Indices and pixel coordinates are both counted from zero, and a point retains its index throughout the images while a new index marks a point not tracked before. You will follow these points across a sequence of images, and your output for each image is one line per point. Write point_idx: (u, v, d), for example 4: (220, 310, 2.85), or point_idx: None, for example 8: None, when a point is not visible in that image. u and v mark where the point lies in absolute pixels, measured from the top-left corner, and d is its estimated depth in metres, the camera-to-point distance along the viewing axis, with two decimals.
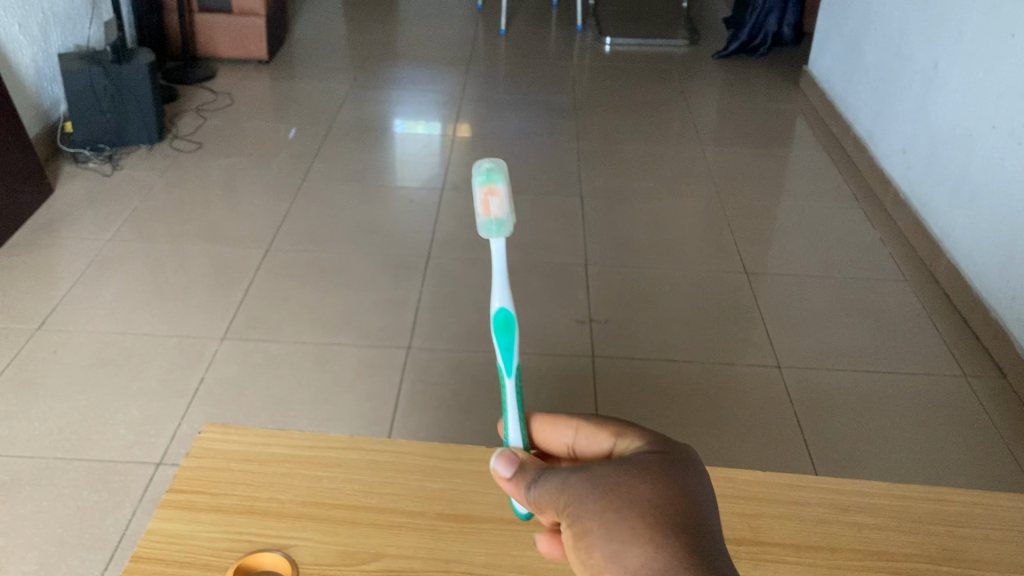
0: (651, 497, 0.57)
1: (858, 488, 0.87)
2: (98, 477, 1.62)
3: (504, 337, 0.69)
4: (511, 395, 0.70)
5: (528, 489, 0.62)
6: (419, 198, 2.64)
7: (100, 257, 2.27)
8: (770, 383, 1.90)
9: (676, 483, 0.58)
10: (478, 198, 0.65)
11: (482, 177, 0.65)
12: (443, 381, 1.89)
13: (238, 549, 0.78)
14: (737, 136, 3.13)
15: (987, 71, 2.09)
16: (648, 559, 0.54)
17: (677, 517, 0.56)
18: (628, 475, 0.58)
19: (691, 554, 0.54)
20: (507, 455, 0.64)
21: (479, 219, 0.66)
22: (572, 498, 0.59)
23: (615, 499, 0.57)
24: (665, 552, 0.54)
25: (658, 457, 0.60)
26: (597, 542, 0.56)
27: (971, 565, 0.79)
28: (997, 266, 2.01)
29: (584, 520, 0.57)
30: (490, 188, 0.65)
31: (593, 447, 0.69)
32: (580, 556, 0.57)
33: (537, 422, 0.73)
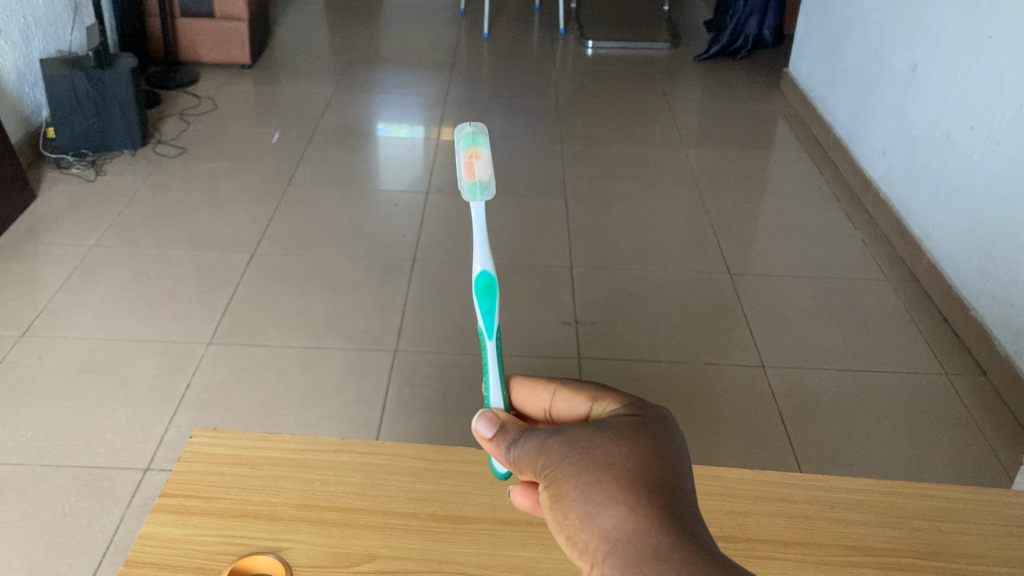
0: (627, 459, 0.55)
1: (845, 486, 0.88)
2: (85, 483, 1.62)
3: (486, 300, 0.69)
4: (492, 357, 0.70)
5: (508, 452, 0.61)
6: (404, 201, 2.64)
7: (84, 263, 2.26)
8: (754, 383, 1.92)
9: (652, 445, 0.56)
10: (461, 160, 0.67)
11: (464, 140, 0.67)
12: (430, 384, 1.90)
13: (232, 552, 0.78)
14: (719, 138, 3.15)
15: (965, 73, 2.12)
16: (621, 521, 0.52)
17: (653, 478, 0.54)
18: (604, 437, 0.57)
19: (666, 516, 0.52)
20: (488, 416, 0.63)
21: (463, 181, 0.66)
22: (549, 460, 0.57)
23: (592, 460, 0.55)
24: (639, 514, 0.52)
25: (636, 419, 0.59)
26: (572, 503, 0.54)
27: (956, 558, 0.81)
28: (976, 265, 2.04)
29: (561, 482, 0.55)
30: (473, 151, 0.67)
31: (573, 411, 0.67)
32: (556, 519, 0.55)
33: (516, 385, 0.71)
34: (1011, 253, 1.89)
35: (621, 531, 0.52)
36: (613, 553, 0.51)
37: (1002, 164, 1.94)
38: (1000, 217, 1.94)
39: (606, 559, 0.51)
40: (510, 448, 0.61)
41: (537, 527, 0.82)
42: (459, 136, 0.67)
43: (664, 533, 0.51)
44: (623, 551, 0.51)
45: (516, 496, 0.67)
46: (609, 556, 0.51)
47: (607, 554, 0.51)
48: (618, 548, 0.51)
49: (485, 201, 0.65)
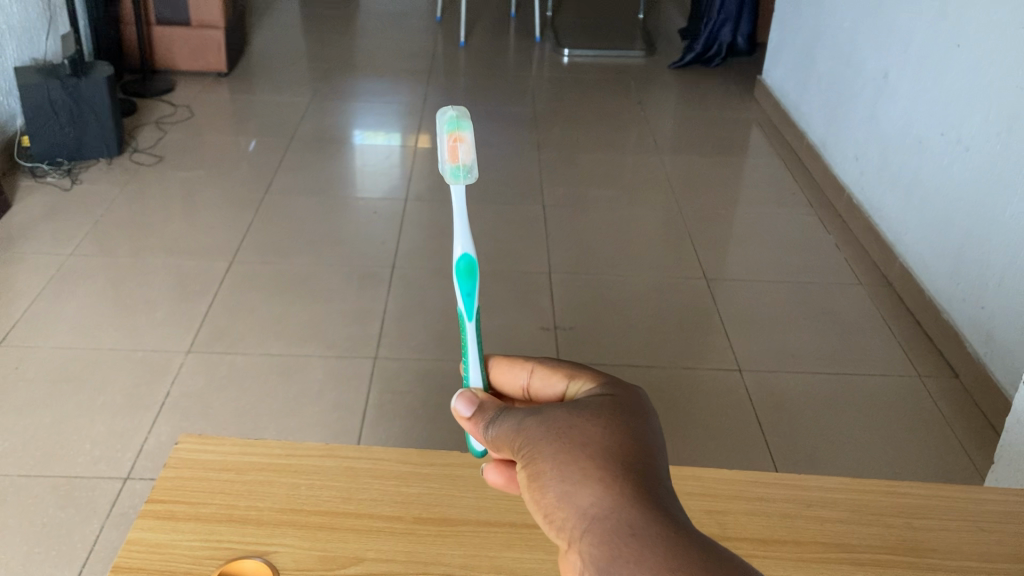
0: (604, 438, 0.54)
1: (820, 484, 0.90)
2: (64, 493, 1.61)
3: (466, 282, 0.69)
4: (471, 339, 0.70)
5: (486, 432, 0.60)
6: (382, 209, 2.65)
7: (60, 272, 2.25)
8: (730, 386, 1.94)
9: (629, 426, 0.55)
10: (445, 145, 0.66)
11: (448, 125, 0.66)
12: (410, 391, 1.90)
13: (218, 556, 0.79)
14: (694, 144, 3.18)
15: (935, 79, 2.16)
16: (598, 498, 0.50)
17: (630, 457, 0.52)
18: (582, 417, 0.56)
19: (643, 494, 0.50)
20: (468, 396, 0.63)
21: (445, 165, 0.66)
22: (526, 440, 0.56)
23: (569, 438, 0.54)
24: (616, 491, 0.50)
25: (614, 400, 0.57)
26: (549, 482, 0.53)
27: (928, 553, 0.83)
28: (947, 269, 2.07)
29: (538, 461, 0.54)
30: (457, 135, 0.66)
31: (550, 390, 0.66)
32: (533, 498, 0.54)
33: (496, 364, 0.71)
34: (982, 257, 1.92)
35: (598, 507, 0.50)
36: (590, 530, 0.50)
37: (972, 170, 1.98)
38: (971, 222, 1.97)
39: (582, 537, 0.50)
40: (489, 429, 0.60)
41: (521, 529, 0.84)
42: (442, 120, 0.67)
43: (642, 510, 0.49)
44: (599, 529, 0.49)
45: (489, 474, 0.70)
46: (586, 532, 0.50)
47: (584, 531, 0.50)
48: (596, 524, 0.50)
49: (467, 185, 0.65)
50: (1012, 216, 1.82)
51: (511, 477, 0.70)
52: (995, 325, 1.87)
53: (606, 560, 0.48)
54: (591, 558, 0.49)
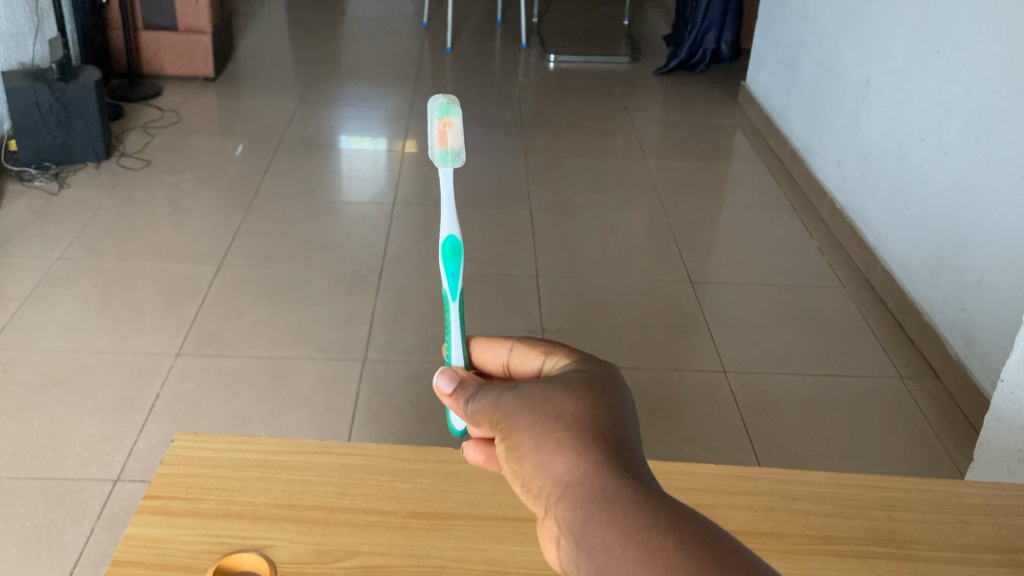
0: (577, 408, 0.55)
1: (804, 478, 0.92)
2: (55, 495, 1.62)
3: (451, 263, 0.72)
4: (454, 318, 0.72)
5: (466, 407, 0.61)
6: (370, 213, 2.67)
7: (49, 275, 2.25)
8: (716, 388, 1.96)
9: (602, 398, 0.56)
10: (434, 129, 0.68)
11: (438, 110, 0.68)
12: (398, 393, 1.92)
13: (216, 550, 0.80)
14: (679, 150, 3.21)
15: (915, 86, 2.19)
16: (572, 465, 0.52)
17: (603, 426, 0.54)
18: (557, 389, 0.57)
19: (615, 461, 0.52)
20: (448, 372, 0.64)
21: (435, 149, 0.67)
22: (503, 414, 0.57)
23: (544, 409, 0.55)
24: (589, 459, 0.52)
25: (587, 375, 0.59)
26: (526, 452, 0.54)
27: (908, 545, 0.85)
28: (928, 272, 2.10)
29: (515, 433, 0.55)
30: (446, 121, 0.68)
31: (528, 366, 0.67)
32: (511, 468, 0.55)
33: (477, 344, 0.72)
34: (962, 260, 1.96)
35: (572, 474, 0.51)
36: (564, 496, 0.51)
37: (951, 174, 2.01)
38: (951, 225, 2.01)
39: (557, 503, 0.51)
40: (469, 406, 0.61)
41: (513, 523, 0.85)
42: (433, 106, 0.68)
43: (614, 476, 0.51)
44: (573, 496, 0.50)
45: (470, 451, 0.69)
46: (560, 498, 0.51)
47: (559, 497, 0.51)
48: (569, 490, 0.51)
49: (455, 168, 0.67)
50: (991, 219, 1.85)
51: (491, 454, 0.68)
52: (975, 326, 1.90)
53: (580, 524, 0.49)
54: (566, 523, 0.50)
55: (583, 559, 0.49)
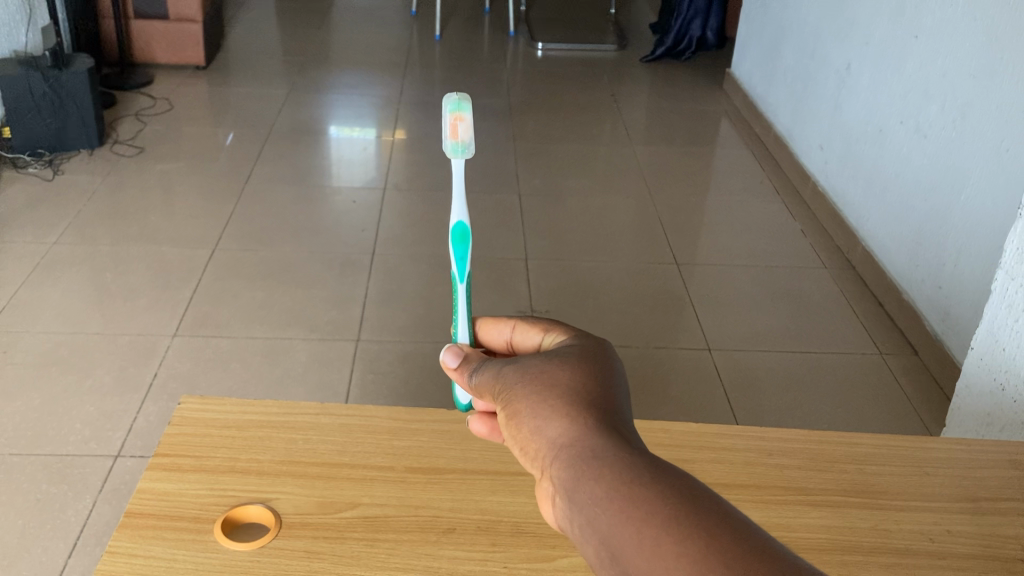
0: (569, 376, 0.56)
1: (779, 435, 0.98)
2: (56, 470, 1.65)
3: (460, 247, 0.78)
4: (462, 298, 0.77)
5: (470, 380, 0.62)
6: (361, 198, 2.70)
7: (45, 260, 2.28)
8: (700, 365, 2.02)
9: (595, 370, 0.57)
10: (446, 122, 0.73)
11: (452, 106, 0.73)
12: (391, 371, 1.96)
13: (224, 503, 0.85)
14: (665, 135, 3.26)
15: (894, 70, 2.25)
16: (565, 429, 0.53)
17: (596, 393, 0.55)
18: (552, 360, 0.58)
19: (606, 425, 0.53)
20: (454, 349, 0.65)
21: (447, 142, 0.72)
22: (502, 383, 0.58)
23: (540, 378, 0.56)
24: (582, 423, 0.53)
25: (581, 348, 0.60)
26: (523, 417, 0.55)
27: (877, 495, 0.90)
28: (907, 251, 2.16)
29: (513, 401, 0.56)
30: (458, 115, 0.73)
31: (529, 342, 0.69)
32: (509, 433, 0.56)
33: (483, 325, 0.75)
34: (940, 240, 2.01)
35: (565, 437, 0.52)
36: (559, 458, 0.52)
37: (928, 157, 2.06)
38: (930, 205, 2.06)
39: (552, 464, 0.52)
40: (472, 377, 0.62)
41: (507, 476, 0.90)
42: (445, 102, 0.73)
43: (606, 438, 0.52)
44: (567, 458, 0.51)
45: (473, 424, 0.70)
46: (555, 459, 0.52)
47: (553, 459, 0.52)
48: (563, 451, 0.52)
49: (466, 160, 0.72)
50: (966, 199, 1.91)
51: (495, 427, 0.69)
52: (951, 304, 1.95)
53: (572, 482, 0.50)
54: (560, 482, 0.51)
55: (575, 514, 0.50)
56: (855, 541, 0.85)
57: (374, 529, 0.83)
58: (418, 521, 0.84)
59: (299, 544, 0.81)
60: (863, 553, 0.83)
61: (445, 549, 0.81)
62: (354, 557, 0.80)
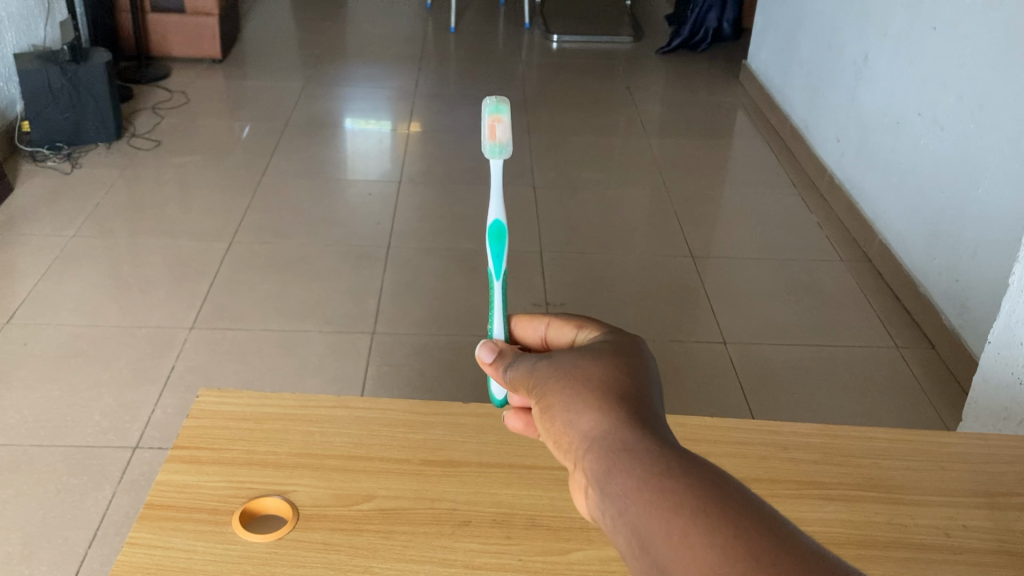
0: (603, 370, 0.56)
1: (795, 429, 0.98)
2: (76, 461, 1.67)
3: (497, 245, 0.77)
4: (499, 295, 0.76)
5: (505, 374, 0.62)
6: (377, 191, 2.71)
7: (64, 253, 2.30)
8: (715, 357, 2.02)
9: (628, 365, 0.57)
10: (484, 123, 0.72)
11: (490, 108, 0.73)
12: (407, 363, 1.97)
13: (242, 495, 0.86)
14: (680, 127, 3.25)
15: (911, 62, 2.23)
16: (598, 421, 0.53)
17: (629, 388, 0.55)
18: (586, 356, 0.58)
19: (639, 419, 0.53)
20: (490, 344, 0.66)
21: (485, 143, 0.73)
22: (536, 377, 0.58)
23: (574, 372, 0.57)
24: (614, 415, 0.53)
25: (615, 345, 0.60)
26: (556, 411, 0.55)
27: (893, 489, 0.90)
28: (924, 244, 2.15)
29: (547, 394, 0.57)
30: (497, 116, 0.72)
31: (563, 338, 0.69)
32: (543, 427, 0.56)
33: (518, 321, 0.74)
34: (957, 234, 2.00)
35: (598, 429, 0.53)
36: (590, 449, 0.52)
37: (945, 149, 2.05)
38: (947, 197, 2.04)
39: (584, 456, 0.52)
40: (506, 372, 0.62)
41: (522, 469, 0.91)
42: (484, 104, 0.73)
43: (638, 431, 0.52)
44: (600, 450, 0.51)
45: (510, 420, 0.69)
46: (587, 451, 0.52)
47: (585, 450, 0.52)
48: (595, 442, 0.52)
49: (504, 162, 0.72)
50: (984, 191, 1.89)
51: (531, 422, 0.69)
52: (969, 297, 1.94)
53: (604, 473, 0.50)
54: (592, 473, 0.51)
55: (606, 506, 0.50)
56: (871, 536, 0.85)
57: (391, 522, 0.84)
58: (434, 514, 0.85)
59: (317, 536, 0.82)
60: (879, 548, 0.83)
61: (461, 542, 0.82)
62: (371, 549, 0.81)
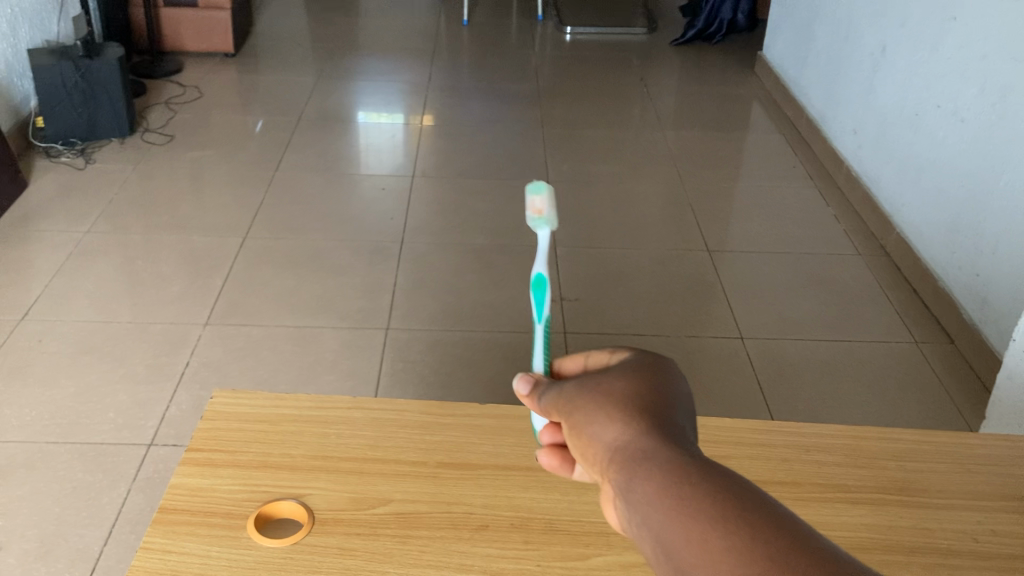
0: (627, 384, 0.55)
1: (816, 431, 0.96)
2: (91, 458, 1.67)
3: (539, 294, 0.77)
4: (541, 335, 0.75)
5: (538, 401, 0.62)
6: (390, 185, 2.70)
7: (78, 249, 2.30)
8: (732, 352, 2.00)
9: (653, 378, 0.56)
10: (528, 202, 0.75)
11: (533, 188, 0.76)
12: (421, 359, 1.96)
13: (257, 499, 0.85)
14: (695, 119, 3.23)
15: (930, 53, 2.20)
16: (621, 431, 0.52)
17: (652, 399, 0.54)
18: (611, 372, 0.57)
19: (662, 428, 0.51)
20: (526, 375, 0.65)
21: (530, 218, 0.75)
22: (563, 397, 0.58)
23: (600, 388, 0.56)
24: (637, 425, 0.52)
25: (641, 361, 0.59)
26: (582, 426, 0.54)
27: (917, 492, 0.88)
28: (944, 237, 2.12)
29: (574, 412, 0.56)
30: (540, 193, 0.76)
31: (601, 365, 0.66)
32: (571, 444, 0.55)
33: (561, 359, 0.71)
34: (977, 227, 1.97)
35: (622, 439, 0.51)
36: (614, 460, 0.51)
37: (966, 141, 2.02)
38: (967, 190, 2.02)
39: (609, 468, 0.51)
40: (539, 399, 0.62)
41: (540, 471, 0.89)
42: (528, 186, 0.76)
43: (662, 438, 0.50)
44: (623, 459, 0.50)
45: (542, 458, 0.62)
46: (611, 462, 0.51)
47: (609, 461, 0.51)
48: (618, 452, 0.51)
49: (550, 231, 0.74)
50: (1006, 183, 1.86)
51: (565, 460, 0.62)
52: (990, 292, 1.92)
53: (627, 481, 0.49)
54: (616, 484, 0.50)
55: (631, 514, 0.48)
56: (896, 540, 0.83)
57: (407, 526, 0.83)
58: (451, 518, 0.84)
59: (332, 541, 0.81)
60: (905, 553, 0.82)
61: (479, 546, 0.81)
62: (388, 554, 0.80)
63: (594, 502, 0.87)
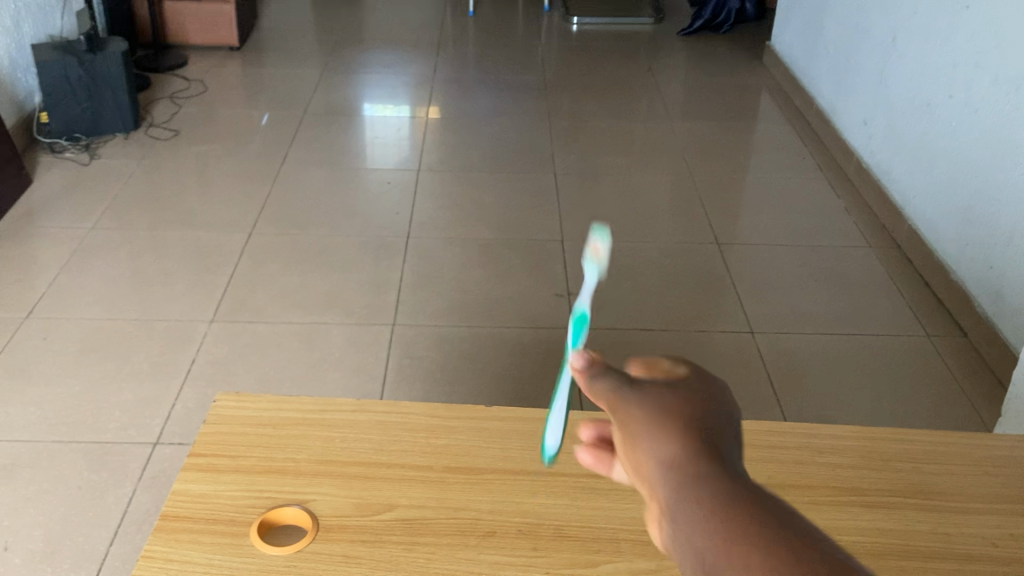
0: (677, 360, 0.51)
1: (831, 432, 0.94)
2: (97, 457, 1.66)
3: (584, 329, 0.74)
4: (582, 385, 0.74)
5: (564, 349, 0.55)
6: (396, 179, 2.68)
7: (84, 245, 2.29)
8: (742, 347, 1.98)
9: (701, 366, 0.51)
10: None
11: None
12: (428, 354, 1.94)
13: (260, 505, 0.84)
14: (703, 110, 3.20)
15: (943, 43, 2.17)
16: (661, 386, 0.47)
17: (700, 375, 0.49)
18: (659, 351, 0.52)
19: (704, 395, 0.46)
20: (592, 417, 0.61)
21: None
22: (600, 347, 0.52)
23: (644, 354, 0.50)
24: (678, 389, 0.47)
25: None
26: (612, 368, 0.49)
27: (935, 496, 0.87)
28: (956, 230, 2.09)
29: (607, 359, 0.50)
30: None
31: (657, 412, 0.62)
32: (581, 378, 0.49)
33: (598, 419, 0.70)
34: (990, 219, 1.95)
35: (655, 391, 0.46)
36: (643, 405, 0.45)
37: (979, 132, 1.99)
38: (981, 182, 1.99)
39: (635, 405, 0.45)
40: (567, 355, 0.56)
41: (549, 476, 0.88)
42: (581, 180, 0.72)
43: (701, 408, 0.45)
44: (658, 409, 0.44)
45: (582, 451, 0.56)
46: (638, 403, 0.45)
47: (635, 400, 0.45)
48: (649, 402, 0.45)
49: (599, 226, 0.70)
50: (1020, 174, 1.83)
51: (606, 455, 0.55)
52: (1004, 285, 1.89)
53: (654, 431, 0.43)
54: (640, 424, 0.44)
55: (645, 469, 0.42)
56: (913, 546, 0.81)
57: (413, 533, 0.81)
58: (458, 524, 0.82)
59: (337, 548, 0.79)
60: (922, 558, 0.80)
61: (486, 553, 0.79)
62: (393, 563, 0.78)
63: (603, 506, 0.85)
